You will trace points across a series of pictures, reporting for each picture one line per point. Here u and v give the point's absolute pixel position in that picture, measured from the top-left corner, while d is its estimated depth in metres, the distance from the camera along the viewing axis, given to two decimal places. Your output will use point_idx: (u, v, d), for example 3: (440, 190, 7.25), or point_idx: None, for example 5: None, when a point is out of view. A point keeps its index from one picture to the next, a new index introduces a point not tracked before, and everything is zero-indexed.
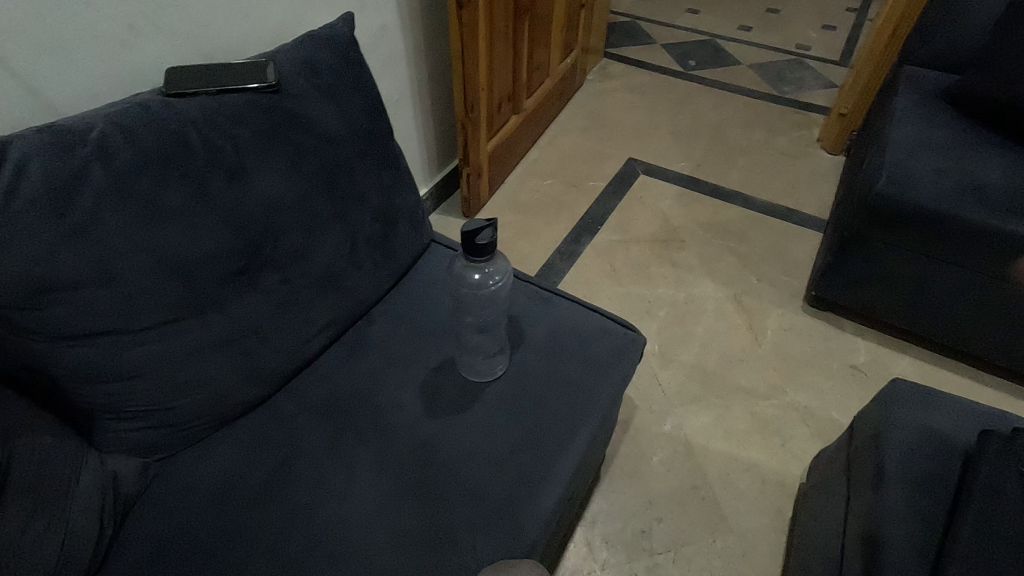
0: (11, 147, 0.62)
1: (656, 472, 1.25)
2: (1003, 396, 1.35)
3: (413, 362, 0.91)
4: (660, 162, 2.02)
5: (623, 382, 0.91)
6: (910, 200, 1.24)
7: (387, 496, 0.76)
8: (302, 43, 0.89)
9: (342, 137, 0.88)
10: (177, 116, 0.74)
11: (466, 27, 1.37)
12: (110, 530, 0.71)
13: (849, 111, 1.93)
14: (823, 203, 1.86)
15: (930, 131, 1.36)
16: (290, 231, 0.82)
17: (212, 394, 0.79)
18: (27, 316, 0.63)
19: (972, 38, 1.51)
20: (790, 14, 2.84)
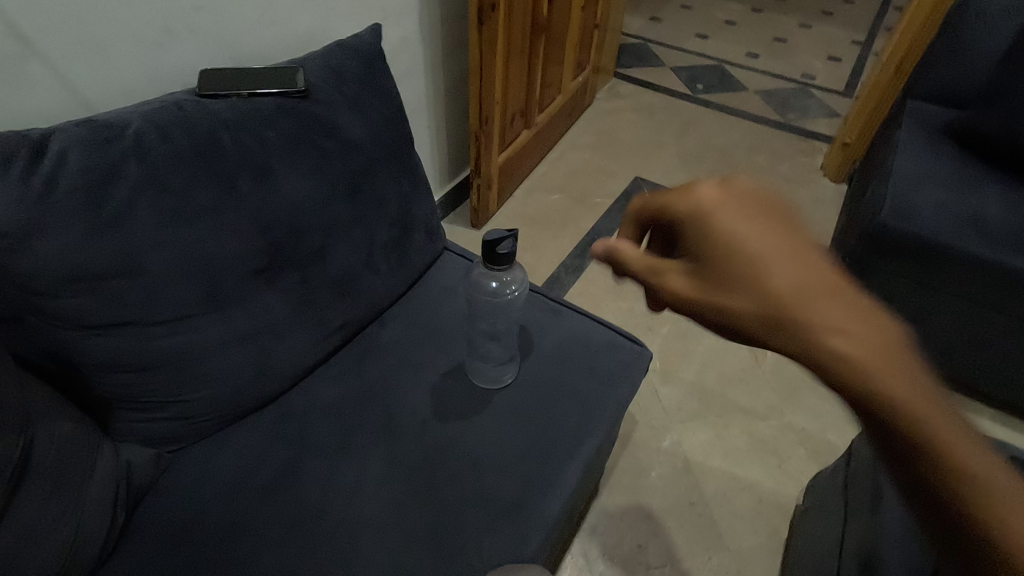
0: (52, 140, 0.65)
1: (654, 487, 1.26)
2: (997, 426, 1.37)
3: (424, 366, 0.93)
4: (666, 182, 2.05)
5: (630, 395, 0.92)
6: (913, 230, 1.27)
7: (397, 496, 0.78)
8: (330, 51, 0.92)
9: (365, 144, 0.90)
10: (210, 116, 0.76)
11: (484, 41, 1.40)
12: (121, 518, 0.72)
13: (852, 140, 1.97)
14: (824, 229, 1.89)
15: (933, 163, 1.39)
16: (312, 232, 0.84)
17: (228, 388, 0.80)
18: (56, 304, 0.65)
19: (975, 76, 1.55)
20: (796, 44, 2.90)
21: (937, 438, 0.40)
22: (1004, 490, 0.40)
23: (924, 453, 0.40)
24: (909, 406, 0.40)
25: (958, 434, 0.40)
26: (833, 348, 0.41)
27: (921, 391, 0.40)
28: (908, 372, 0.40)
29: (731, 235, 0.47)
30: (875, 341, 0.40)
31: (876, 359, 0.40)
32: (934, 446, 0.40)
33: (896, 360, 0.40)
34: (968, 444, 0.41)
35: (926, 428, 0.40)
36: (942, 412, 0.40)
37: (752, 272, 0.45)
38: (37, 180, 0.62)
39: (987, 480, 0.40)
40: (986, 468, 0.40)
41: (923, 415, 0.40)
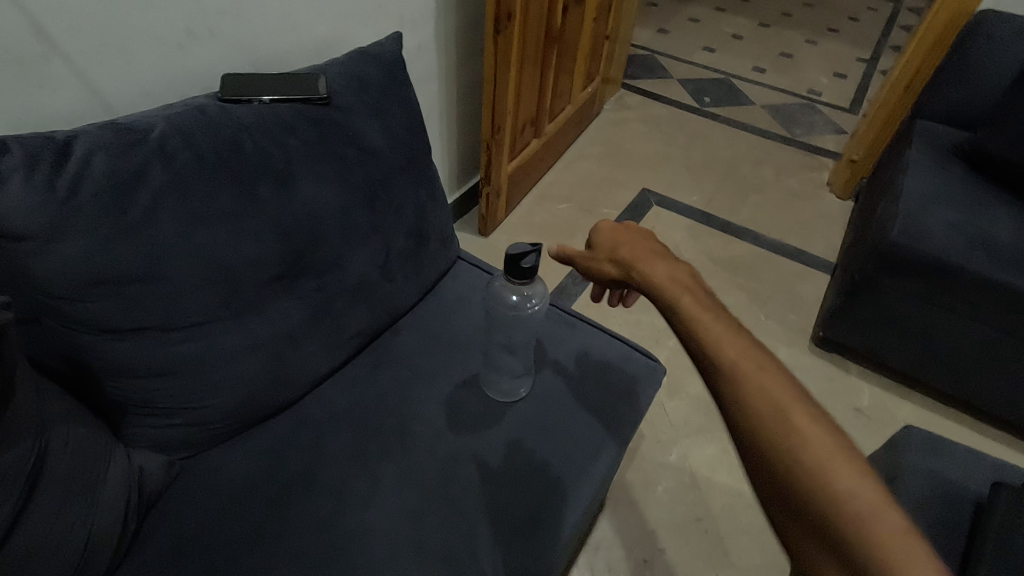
0: (77, 143, 0.64)
1: (660, 502, 1.26)
2: (1002, 447, 1.37)
3: (438, 377, 0.92)
4: (673, 194, 2.06)
5: (643, 409, 0.93)
6: (924, 251, 1.27)
7: (409, 509, 0.77)
8: (351, 59, 0.91)
9: (384, 152, 0.90)
10: (233, 121, 0.76)
11: (500, 51, 1.40)
12: (132, 525, 0.71)
13: (860, 157, 1.98)
14: (830, 245, 1.90)
15: (943, 184, 1.40)
16: (330, 240, 0.83)
17: (242, 395, 0.79)
18: (76, 308, 0.64)
19: (985, 97, 1.56)
20: (802, 59, 2.92)
21: (780, 422, 0.47)
22: (852, 490, 0.43)
23: (760, 434, 0.47)
24: (751, 390, 0.49)
25: (811, 434, 0.46)
26: (675, 313, 0.58)
27: (775, 388, 0.48)
28: (756, 362, 0.50)
29: (623, 250, 0.70)
30: (718, 323, 0.54)
31: (720, 341, 0.52)
32: (772, 430, 0.47)
33: (741, 347, 0.52)
34: (824, 440, 0.45)
35: (763, 414, 0.47)
36: (794, 407, 0.47)
37: (629, 267, 0.68)
38: (62, 183, 0.61)
39: (843, 482, 0.43)
40: (843, 468, 0.44)
41: (767, 404, 0.48)
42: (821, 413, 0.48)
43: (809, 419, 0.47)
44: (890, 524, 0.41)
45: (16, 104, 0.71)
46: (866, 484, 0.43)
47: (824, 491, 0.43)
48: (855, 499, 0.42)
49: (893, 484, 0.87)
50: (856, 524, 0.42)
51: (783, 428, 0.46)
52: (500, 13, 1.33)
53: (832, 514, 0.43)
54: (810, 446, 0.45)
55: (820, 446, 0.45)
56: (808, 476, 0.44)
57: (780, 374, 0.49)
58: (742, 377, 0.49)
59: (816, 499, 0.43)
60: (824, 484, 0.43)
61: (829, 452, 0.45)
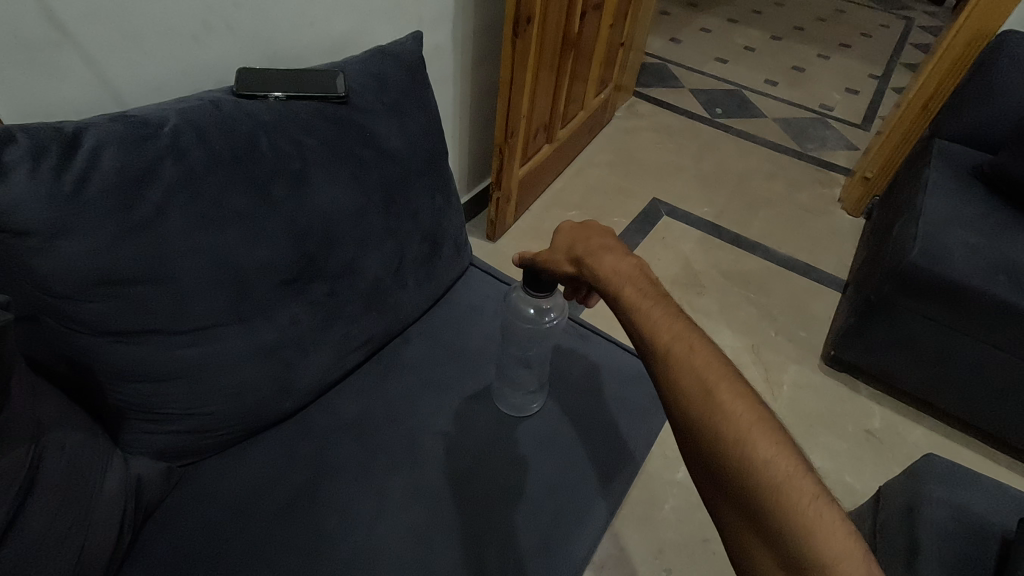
0: (87, 135, 0.61)
1: (667, 521, 1.22)
2: (1014, 475, 1.35)
3: (449, 389, 0.90)
4: (684, 205, 2.03)
5: (658, 428, 0.91)
6: (943, 273, 1.24)
7: (417, 527, 0.74)
8: (371, 57, 0.88)
9: (401, 154, 0.87)
10: (249, 118, 0.73)
11: (517, 55, 1.36)
12: (128, 537, 0.67)
13: (873, 174, 1.95)
14: (842, 262, 1.87)
15: (962, 206, 1.37)
16: (344, 244, 0.80)
17: (246, 403, 0.76)
18: (78, 308, 0.61)
19: (1006, 119, 1.54)
20: (814, 73, 2.90)
21: (706, 402, 0.45)
22: (773, 464, 0.41)
23: (689, 413, 0.45)
24: (682, 371, 0.47)
25: (738, 412, 0.44)
26: (615, 299, 0.56)
27: (704, 368, 0.47)
28: (688, 343, 0.48)
29: (574, 242, 0.67)
30: (654, 306, 0.52)
31: (654, 323, 0.51)
32: (699, 410, 0.45)
33: (676, 328, 0.50)
34: (750, 418, 0.44)
35: (692, 395, 0.46)
36: (723, 387, 0.45)
37: (575, 256, 0.65)
38: (69, 178, 0.58)
39: (764, 458, 0.42)
40: (767, 445, 0.42)
41: (695, 384, 0.46)
42: (752, 392, 0.46)
43: (738, 397, 0.45)
44: (804, 495, 0.40)
45: (22, 92, 0.68)
46: (787, 459, 0.42)
47: (747, 468, 0.42)
48: (775, 474, 0.41)
49: (914, 514, 0.84)
50: (777, 498, 0.40)
51: (710, 408, 0.44)
52: (519, 16, 1.29)
53: (755, 491, 0.41)
54: (735, 424, 0.43)
55: (744, 424, 0.43)
56: (733, 453, 0.43)
57: (713, 358, 0.48)
58: (674, 359, 0.48)
59: (740, 474, 0.42)
60: (746, 461, 0.42)
61: (751, 429, 0.43)
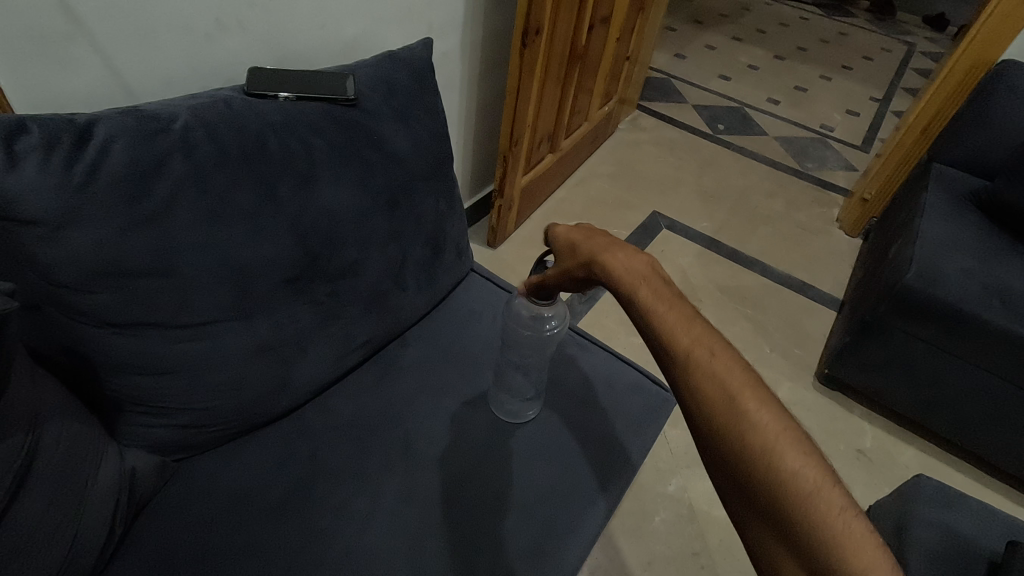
0: (98, 128, 0.62)
1: (657, 533, 1.23)
2: (1003, 499, 1.36)
3: (445, 393, 0.90)
4: (683, 219, 2.05)
5: (652, 439, 0.91)
6: (939, 296, 1.26)
7: (409, 530, 0.74)
8: (381, 61, 0.89)
9: (407, 158, 0.88)
10: (258, 117, 0.74)
11: (524, 65, 1.38)
12: (120, 529, 0.67)
13: (871, 196, 1.97)
14: (838, 282, 1.89)
15: (958, 230, 1.39)
16: (348, 245, 0.81)
17: (243, 399, 0.76)
18: (81, 298, 0.61)
19: (1003, 146, 1.56)
20: (816, 94, 2.94)
21: (731, 410, 0.44)
22: (802, 474, 0.41)
23: (713, 422, 0.45)
24: (703, 377, 0.46)
25: (763, 421, 0.43)
26: (629, 301, 0.54)
27: (727, 375, 0.46)
28: (708, 348, 0.48)
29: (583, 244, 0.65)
30: (669, 308, 0.51)
31: (671, 327, 0.49)
32: (723, 417, 0.44)
33: (695, 332, 0.49)
34: (776, 427, 0.43)
35: (716, 403, 0.45)
36: (747, 395, 0.45)
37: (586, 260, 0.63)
38: (79, 169, 0.59)
39: (792, 468, 0.41)
40: (795, 455, 0.42)
41: (719, 391, 0.45)
42: (775, 398, 0.45)
43: (763, 404, 0.44)
44: (834, 506, 0.39)
45: (35, 83, 0.69)
46: (816, 468, 0.41)
47: (774, 479, 0.41)
48: (804, 484, 0.40)
49: (902, 534, 0.85)
50: (808, 509, 0.39)
51: (735, 416, 0.44)
52: (528, 26, 1.30)
53: (783, 502, 0.40)
54: (761, 433, 0.43)
55: (769, 432, 0.43)
56: (760, 462, 0.42)
57: (732, 363, 0.47)
58: (694, 365, 0.47)
59: (767, 484, 0.41)
60: (774, 471, 0.41)
61: (779, 439, 0.42)
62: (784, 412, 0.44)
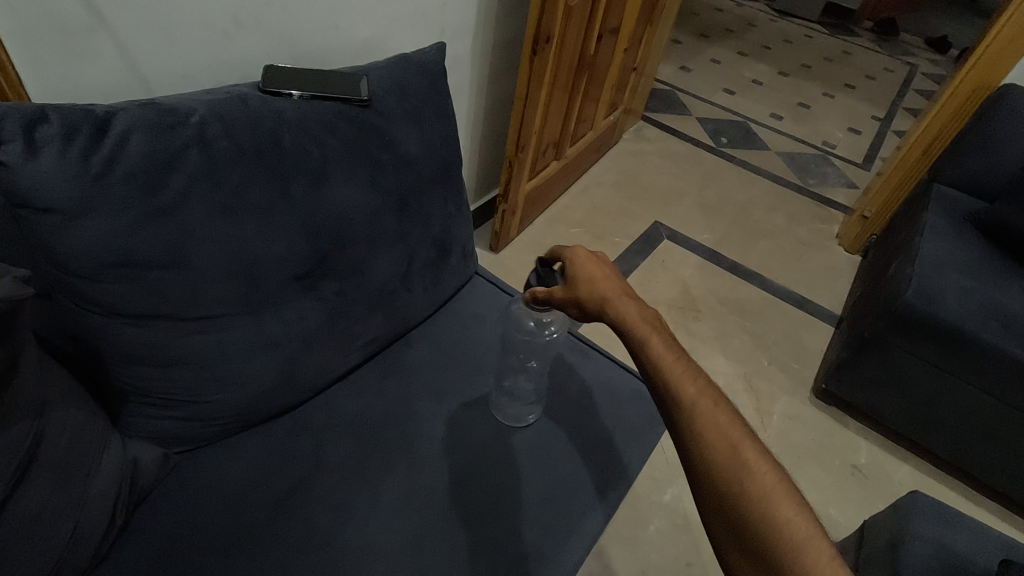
0: (116, 119, 0.62)
1: (652, 542, 1.23)
2: (996, 519, 1.36)
3: (447, 394, 0.91)
4: (684, 230, 2.06)
5: (651, 447, 0.92)
6: (937, 314, 1.27)
7: (409, 530, 0.74)
8: (395, 64, 0.90)
9: (418, 161, 0.89)
10: (273, 114, 0.74)
11: (534, 72, 1.39)
12: (120, 519, 0.67)
13: (872, 214, 1.99)
14: (836, 297, 1.90)
15: (957, 251, 1.40)
16: (357, 244, 0.82)
17: (248, 394, 0.77)
18: (93, 288, 0.62)
19: (1004, 169, 1.58)
20: (819, 111, 2.96)
21: (734, 457, 0.51)
22: (795, 523, 0.48)
23: (716, 466, 0.51)
24: (709, 425, 0.53)
25: (762, 472, 0.50)
26: (643, 346, 0.61)
27: (729, 426, 0.53)
28: (713, 400, 0.55)
29: (596, 280, 0.70)
30: (678, 359, 0.59)
31: (679, 378, 0.56)
32: (726, 464, 0.51)
33: (701, 384, 0.56)
34: (772, 478, 0.50)
35: (718, 450, 0.52)
36: (747, 447, 0.52)
37: (599, 298, 0.68)
38: (97, 159, 0.60)
39: (787, 517, 0.48)
40: (788, 505, 0.49)
41: (724, 439, 0.52)
42: (769, 453, 0.53)
43: (761, 459, 0.51)
44: (822, 554, 0.46)
45: (55, 72, 0.70)
46: (805, 518, 0.48)
47: (769, 523, 0.48)
48: (796, 532, 0.47)
49: (897, 550, 0.85)
50: (798, 553, 0.46)
51: (737, 465, 0.51)
52: (539, 34, 1.31)
53: (776, 545, 0.47)
54: (759, 482, 0.50)
55: (766, 482, 0.50)
56: (757, 506, 0.49)
57: (733, 416, 0.54)
58: (702, 416, 0.53)
59: (762, 527, 0.48)
60: (769, 517, 0.48)
61: (775, 489, 0.49)
62: (779, 466, 0.51)
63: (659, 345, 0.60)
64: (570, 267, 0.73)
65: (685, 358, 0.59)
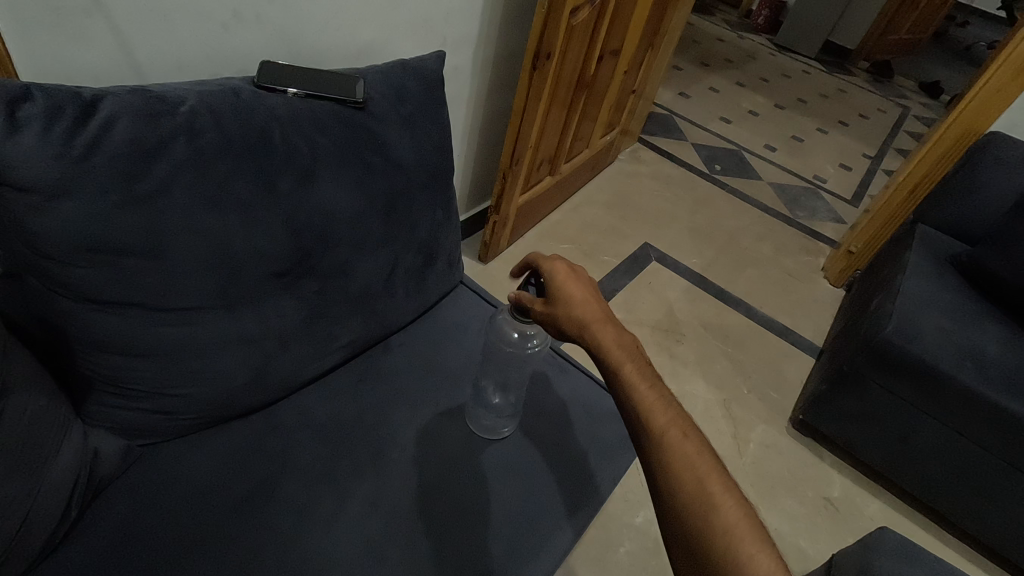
0: (103, 103, 0.62)
1: (621, 564, 1.22)
2: (962, 559, 1.37)
3: (424, 402, 0.90)
4: (673, 253, 2.07)
5: (623, 468, 0.92)
6: (913, 352, 1.28)
7: (373, 538, 0.73)
8: (393, 68, 0.90)
9: (409, 165, 0.89)
10: (265, 109, 0.74)
11: (532, 87, 1.39)
12: (75, 510, 0.65)
13: (857, 249, 2.01)
14: (818, 329, 1.92)
15: (938, 291, 1.42)
16: (340, 244, 0.81)
17: (219, 389, 0.75)
18: (65, 272, 0.61)
19: (985, 214, 1.61)
20: (812, 146, 3.01)
21: (700, 489, 0.51)
22: (757, 560, 0.47)
23: (681, 497, 0.51)
24: (677, 455, 0.53)
25: (727, 506, 0.50)
26: (615, 371, 0.61)
27: (697, 457, 0.53)
28: (682, 430, 0.55)
29: (572, 299, 0.70)
30: (649, 386, 0.59)
31: (650, 408, 0.57)
32: (694, 495, 0.51)
33: (671, 414, 0.57)
34: (736, 513, 0.50)
35: (686, 481, 0.52)
36: (714, 478, 0.52)
37: (576, 320, 0.68)
38: (81, 141, 0.59)
39: (749, 554, 0.47)
40: (752, 542, 0.48)
41: (690, 470, 0.52)
42: (736, 488, 0.52)
43: (727, 491, 0.51)
44: None
45: (45, 52, 0.69)
46: (768, 556, 0.48)
47: (730, 558, 0.47)
48: (758, 569, 0.47)
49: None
50: None
51: (703, 497, 0.50)
52: (539, 50, 1.32)
53: None
54: (724, 516, 0.49)
55: (731, 517, 0.50)
56: (720, 541, 0.48)
57: (700, 446, 0.54)
58: (669, 443, 0.54)
59: (725, 564, 0.47)
60: (731, 553, 0.47)
61: (738, 524, 0.49)
62: (745, 501, 0.51)
63: (633, 372, 0.60)
64: (550, 283, 0.73)
65: (656, 387, 0.59)
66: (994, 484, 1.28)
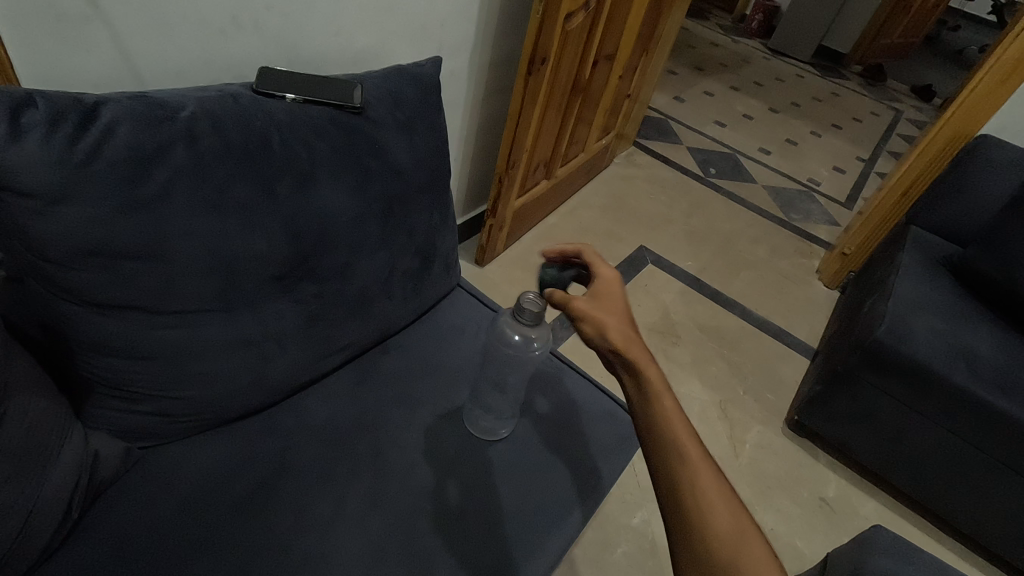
0: (104, 109, 0.63)
1: (618, 565, 1.22)
2: (957, 558, 1.38)
3: (421, 404, 0.91)
4: (669, 256, 2.09)
5: (619, 468, 0.93)
6: (907, 352, 1.30)
7: (373, 539, 0.74)
8: (390, 74, 0.91)
9: (406, 169, 0.90)
10: (264, 115, 0.75)
11: (528, 91, 1.40)
12: (76, 513, 0.66)
13: (851, 251, 2.03)
14: (813, 331, 1.93)
15: (931, 292, 1.44)
16: (339, 247, 0.82)
17: (220, 391, 0.76)
18: (67, 276, 0.61)
19: (977, 216, 1.63)
20: (807, 149, 3.04)
21: (731, 529, 0.50)
22: None
23: (713, 536, 0.49)
24: (710, 493, 0.51)
25: (756, 548, 0.50)
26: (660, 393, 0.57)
27: (727, 495, 0.52)
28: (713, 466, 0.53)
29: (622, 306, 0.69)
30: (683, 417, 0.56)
31: (684, 440, 0.54)
32: (725, 536, 0.49)
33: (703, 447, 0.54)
34: (764, 556, 0.49)
35: (715, 521, 0.50)
36: (744, 519, 0.51)
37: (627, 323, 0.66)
38: (82, 146, 0.60)
39: None
40: None
41: (723, 509, 0.50)
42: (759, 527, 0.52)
43: (755, 533, 0.51)
44: None
45: (46, 59, 0.70)
46: None
47: None
48: None
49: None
50: None
51: (734, 538, 0.49)
52: (534, 55, 1.33)
53: None
54: (754, 558, 0.49)
55: (760, 559, 0.49)
56: None
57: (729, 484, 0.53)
58: (703, 480, 0.51)
59: None
60: None
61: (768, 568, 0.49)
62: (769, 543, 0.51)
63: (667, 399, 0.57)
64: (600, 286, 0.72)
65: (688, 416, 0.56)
66: (989, 482, 1.29)
